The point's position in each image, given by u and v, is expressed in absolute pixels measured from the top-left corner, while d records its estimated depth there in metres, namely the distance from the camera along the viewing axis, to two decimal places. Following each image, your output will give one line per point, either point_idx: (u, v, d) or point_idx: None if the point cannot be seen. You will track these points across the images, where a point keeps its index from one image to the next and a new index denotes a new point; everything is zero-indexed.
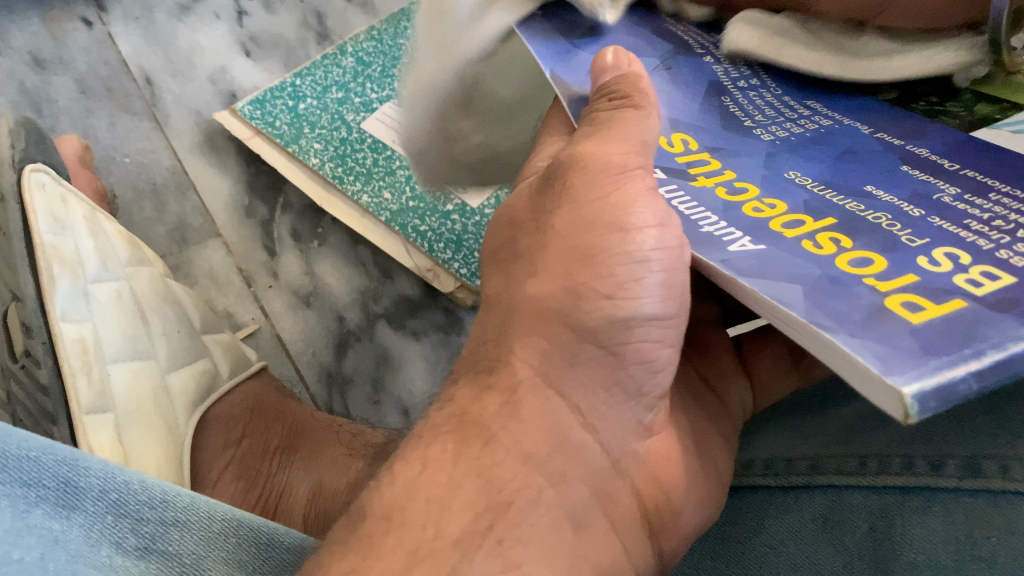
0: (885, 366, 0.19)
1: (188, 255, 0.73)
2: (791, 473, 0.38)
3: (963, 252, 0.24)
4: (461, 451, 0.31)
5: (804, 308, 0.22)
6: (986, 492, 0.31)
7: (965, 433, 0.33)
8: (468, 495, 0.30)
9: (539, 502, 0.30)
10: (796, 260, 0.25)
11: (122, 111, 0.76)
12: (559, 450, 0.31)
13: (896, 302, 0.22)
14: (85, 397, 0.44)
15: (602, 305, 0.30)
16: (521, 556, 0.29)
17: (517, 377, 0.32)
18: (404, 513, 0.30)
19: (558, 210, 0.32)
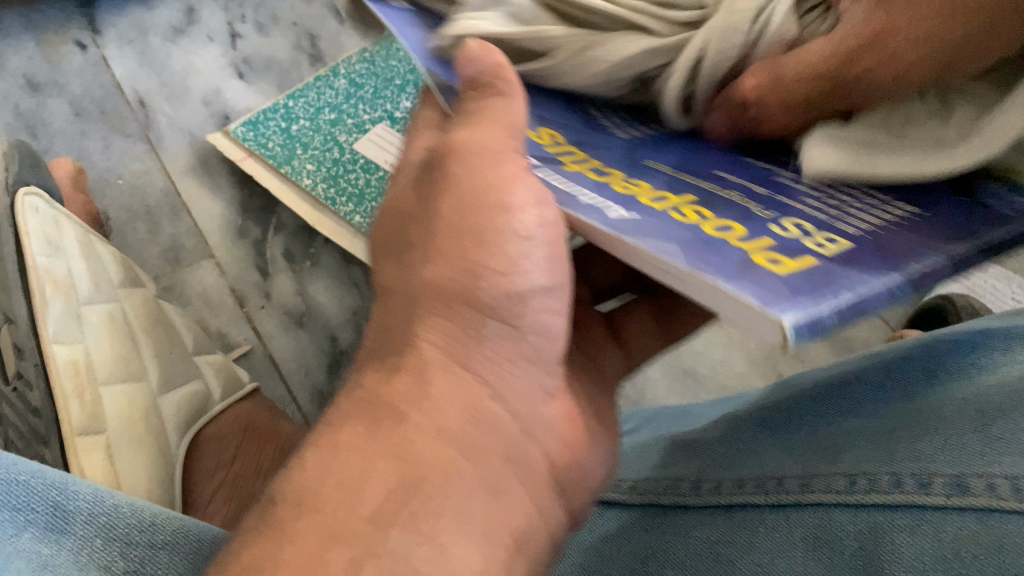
0: (766, 303, 0.21)
1: (181, 276, 0.73)
2: (781, 491, 0.38)
3: (823, 229, 0.26)
4: (371, 432, 0.30)
5: (685, 259, 0.23)
6: (972, 510, 0.31)
7: (952, 452, 0.33)
8: (381, 476, 0.29)
9: (454, 477, 0.29)
10: (663, 225, 0.26)
11: (116, 133, 0.77)
12: (474, 423, 0.30)
13: (761, 258, 0.24)
14: (76, 419, 0.44)
15: (500, 284, 0.31)
16: (441, 529, 0.28)
17: (422, 356, 0.31)
18: (317, 499, 0.28)
19: (445, 192, 0.31)
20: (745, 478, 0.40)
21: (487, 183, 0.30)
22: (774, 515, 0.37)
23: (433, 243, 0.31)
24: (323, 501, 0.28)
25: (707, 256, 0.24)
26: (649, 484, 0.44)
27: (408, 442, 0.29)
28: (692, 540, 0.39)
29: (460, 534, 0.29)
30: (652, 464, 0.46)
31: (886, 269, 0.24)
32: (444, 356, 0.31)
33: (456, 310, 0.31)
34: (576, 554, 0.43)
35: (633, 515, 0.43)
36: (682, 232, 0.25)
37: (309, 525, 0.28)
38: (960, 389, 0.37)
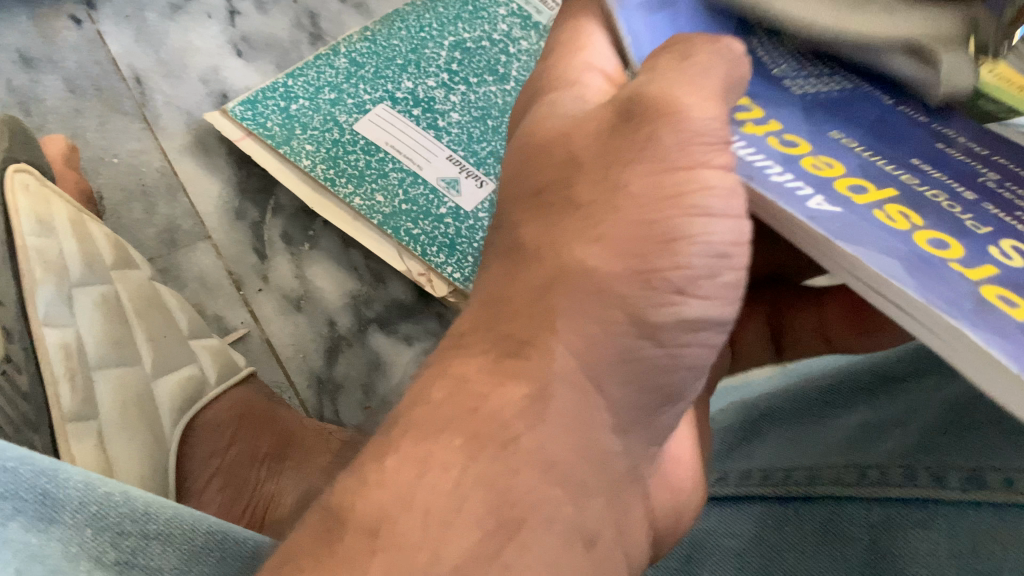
0: (1023, 370, 0.20)
1: (177, 258, 0.71)
2: (789, 482, 0.37)
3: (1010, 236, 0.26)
4: (471, 456, 0.26)
5: (916, 286, 0.23)
6: (989, 505, 0.30)
7: (969, 445, 0.32)
8: (475, 508, 0.26)
9: (552, 519, 0.26)
10: (881, 231, 0.25)
11: (112, 111, 0.75)
12: (584, 457, 0.27)
13: (992, 294, 0.23)
14: (68, 404, 0.43)
15: (665, 300, 0.27)
16: (528, 572, 0.26)
17: (552, 365, 0.27)
18: (394, 526, 0.25)
19: (634, 163, 0.28)
20: (753, 469, 0.39)
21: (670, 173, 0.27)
22: (782, 507, 0.36)
23: (596, 236, 0.28)
24: (405, 533, 0.25)
25: (931, 273, 0.23)
26: None
27: (518, 469, 0.26)
28: (697, 531, 0.38)
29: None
30: None
31: None
32: (579, 373, 0.27)
33: (590, 333, 0.27)
34: None
35: None
36: (901, 242, 0.25)
37: (385, 557, 0.24)
38: None
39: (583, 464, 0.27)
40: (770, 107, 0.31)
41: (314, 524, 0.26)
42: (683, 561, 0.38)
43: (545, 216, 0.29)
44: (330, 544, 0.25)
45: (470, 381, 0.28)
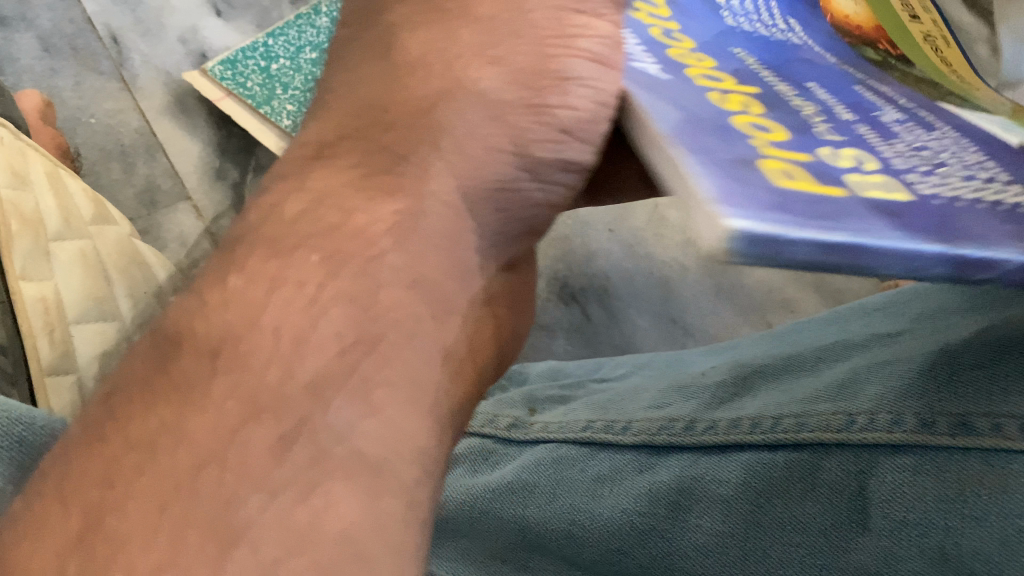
0: (720, 197, 0.17)
1: (157, 220, 0.71)
2: (778, 429, 0.36)
3: (865, 154, 0.22)
4: (331, 273, 0.29)
5: (674, 129, 0.21)
6: (978, 450, 0.30)
7: (957, 388, 0.32)
8: (335, 321, 0.29)
9: (413, 336, 0.30)
10: (684, 97, 0.23)
11: (88, 71, 0.74)
12: (430, 287, 0.31)
13: (771, 166, 0.20)
14: (46, 357, 0.42)
15: (551, 136, 0.32)
16: (385, 398, 0.29)
17: (426, 184, 0.32)
18: (241, 343, 0.28)
19: (530, 10, 0.32)
20: (742, 417, 0.38)
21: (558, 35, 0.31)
22: (772, 455, 0.36)
23: (488, 55, 0.32)
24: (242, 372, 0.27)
25: (708, 130, 0.21)
26: (641, 423, 0.42)
27: (379, 287, 0.30)
28: (686, 478, 0.38)
29: (407, 405, 0.29)
30: (648, 403, 0.44)
31: (925, 230, 0.18)
32: (452, 195, 0.32)
33: (477, 166, 0.32)
34: (566, 493, 0.41)
35: (626, 457, 0.41)
36: (695, 102, 0.23)
37: (227, 384, 0.27)
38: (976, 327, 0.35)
39: (442, 278, 0.32)
40: (681, 17, 0.30)
41: (150, 351, 0.28)
42: (672, 509, 0.37)
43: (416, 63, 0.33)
44: (167, 371, 0.27)
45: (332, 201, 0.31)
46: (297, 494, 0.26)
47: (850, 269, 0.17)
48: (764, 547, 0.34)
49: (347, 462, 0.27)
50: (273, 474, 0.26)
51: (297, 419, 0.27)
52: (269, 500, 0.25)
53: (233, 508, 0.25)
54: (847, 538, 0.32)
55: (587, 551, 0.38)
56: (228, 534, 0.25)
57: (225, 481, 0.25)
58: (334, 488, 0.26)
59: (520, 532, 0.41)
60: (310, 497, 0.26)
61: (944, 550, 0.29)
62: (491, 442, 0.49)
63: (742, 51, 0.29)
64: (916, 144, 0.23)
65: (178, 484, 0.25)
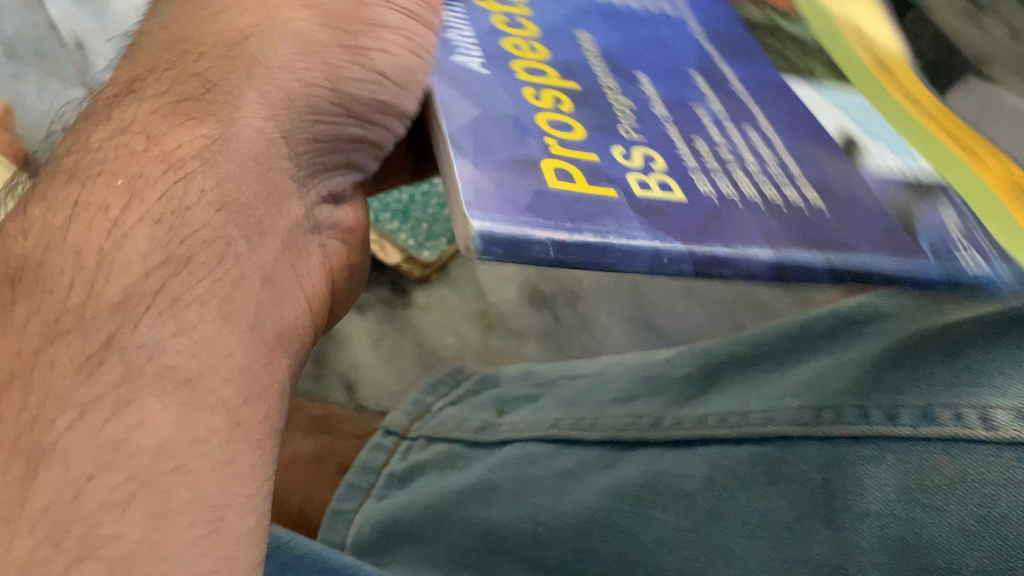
0: (472, 200, 0.22)
1: None
2: (744, 425, 0.36)
3: (659, 154, 0.27)
4: (133, 196, 0.27)
5: (458, 123, 0.26)
6: (940, 441, 0.30)
7: (921, 379, 0.32)
8: (138, 245, 0.26)
9: (224, 255, 0.28)
10: (505, 100, 0.27)
11: (52, 76, 0.73)
12: (262, 197, 0.30)
13: (549, 165, 0.25)
14: None
15: (367, 77, 0.31)
16: (198, 316, 0.27)
17: (237, 110, 0.29)
18: (41, 266, 0.25)
19: None
20: (708, 414, 0.38)
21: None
22: (736, 450, 0.36)
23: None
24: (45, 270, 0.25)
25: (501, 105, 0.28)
26: (608, 420, 0.42)
27: (187, 205, 0.28)
28: (651, 474, 0.37)
29: (224, 327, 0.27)
30: (612, 400, 0.44)
31: (675, 232, 0.24)
32: (265, 124, 0.30)
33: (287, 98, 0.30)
34: (531, 493, 0.41)
35: (593, 453, 0.41)
36: (512, 103, 0.28)
37: (27, 309, 0.24)
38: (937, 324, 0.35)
39: (259, 204, 0.30)
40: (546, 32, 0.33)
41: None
42: (636, 504, 0.36)
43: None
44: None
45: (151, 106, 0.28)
46: (106, 411, 0.24)
47: (595, 262, 0.23)
48: (726, 541, 0.33)
49: (157, 376, 0.25)
50: (80, 391, 0.24)
51: (102, 336, 0.25)
52: (79, 419, 0.24)
53: (40, 427, 0.23)
54: (809, 530, 0.32)
55: (551, 551, 0.38)
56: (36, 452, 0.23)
57: (43, 390, 0.23)
58: (148, 403, 0.25)
59: (484, 534, 0.41)
60: (128, 415, 0.24)
61: (905, 541, 0.29)
62: (458, 446, 0.49)
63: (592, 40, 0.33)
64: (709, 144, 0.29)
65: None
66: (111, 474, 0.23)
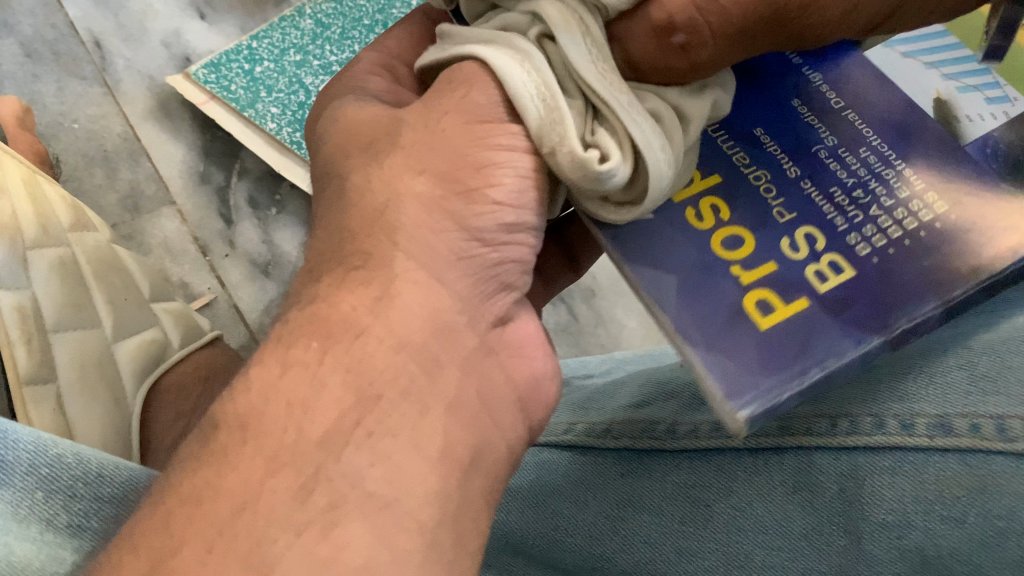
0: (728, 392, 0.31)
1: (141, 224, 0.71)
2: (760, 434, 0.36)
3: (814, 227, 0.34)
4: (327, 349, 0.30)
5: (675, 305, 0.33)
6: (956, 451, 0.30)
7: (937, 390, 0.32)
8: (333, 393, 0.29)
9: (407, 392, 0.30)
10: (676, 233, 0.35)
11: (70, 76, 0.74)
12: (434, 336, 0.32)
13: (753, 301, 0.33)
14: (24, 367, 0.41)
15: (488, 208, 0.34)
16: (391, 447, 0.29)
17: (393, 268, 0.32)
18: (260, 417, 0.28)
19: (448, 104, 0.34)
20: (724, 420, 0.37)
21: (481, 124, 0.34)
22: (753, 459, 0.36)
23: (415, 168, 0.34)
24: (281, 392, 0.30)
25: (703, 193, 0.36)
26: (622, 425, 0.41)
27: (365, 354, 0.30)
28: (669, 483, 0.37)
29: (416, 454, 0.29)
30: (625, 403, 0.43)
31: (867, 328, 0.32)
32: (416, 270, 0.32)
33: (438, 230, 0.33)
34: (551, 499, 0.41)
35: (606, 460, 0.40)
36: (689, 240, 0.35)
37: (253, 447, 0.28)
38: (951, 329, 0.35)
39: (433, 342, 0.32)
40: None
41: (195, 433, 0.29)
42: (654, 514, 0.37)
43: (374, 153, 0.35)
44: (208, 447, 0.28)
45: (340, 274, 0.33)
46: (316, 532, 0.26)
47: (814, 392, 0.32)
48: (746, 550, 0.34)
49: (359, 501, 0.28)
50: (294, 514, 0.27)
51: (311, 468, 0.28)
52: (294, 538, 0.26)
53: (258, 543, 0.26)
54: (828, 541, 0.32)
55: (571, 556, 0.39)
56: (257, 559, 0.26)
57: (255, 526, 0.26)
58: (350, 527, 0.27)
59: (504, 537, 0.42)
60: (330, 531, 0.27)
61: (924, 552, 0.29)
62: None
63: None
64: (842, 187, 0.35)
65: (218, 529, 0.26)
66: (299, 566, 0.26)
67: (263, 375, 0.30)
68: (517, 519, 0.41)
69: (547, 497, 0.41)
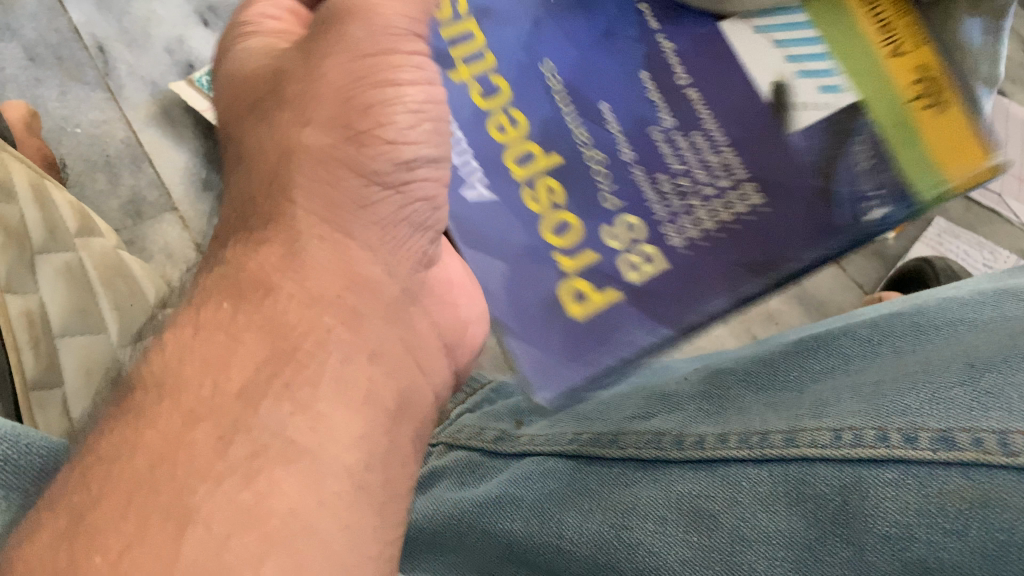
0: None
1: (142, 230, 0.72)
2: (766, 446, 0.36)
3: (634, 218, 0.35)
4: (238, 302, 0.32)
5: None
6: (959, 464, 0.30)
7: (941, 405, 0.32)
8: (251, 348, 0.31)
9: (326, 341, 0.32)
10: (509, 213, 0.37)
11: (72, 81, 0.75)
12: (350, 289, 0.33)
13: None
14: (30, 371, 0.42)
15: (383, 150, 0.34)
16: (313, 397, 0.31)
17: (297, 226, 0.34)
18: (178, 370, 0.30)
19: (332, 54, 0.34)
20: (729, 432, 0.38)
21: (369, 60, 0.33)
22: (758, 470, 0.36)
23: (311, 117, 0.34)
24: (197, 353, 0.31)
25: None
26: (630, 436, 0.42)
27: (277, 310, 0.32)
28: (673, 493, 0.38)
29: (337, 404, 0.31)
30: (631, 415, 0.44)
31: None
32: (325, 230, 0.34)
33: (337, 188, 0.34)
34: (553, 506, 0.41)
35: (613, 470, 0.41)
36: (518, 220, 0.37)
37: (171, 403, 0.29)
38: (951, 346, 0.36)
39: (348, 295, 0.33)
40: None
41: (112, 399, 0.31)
42: (658, 523, 0.37)
43: (263, 111, 0.36)
44: (129, 407, 0.29)
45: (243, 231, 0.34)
46: (239, 480, 0.28)
47: None
48: (749, 561, 0.34)
49: (281, 451, 0.29)
50: (214, 465, 0.28)
51: (229, 419, 0.29)
52: (214, 486, 0.27)
53: (181, 495, 0.27)
54: (832, 553, 0.32)
55: (574, 565, 0.39)
56: (180, 514, 0.27)
57: (173, 476, 0.27)
58: (274, 475, 0.28)
59: (507, 546, 0.41)
60: (254, 483, 0.28)
61: (926, 564, 0.30)
62: (478, 455, 0.49)
63: (552, 66, 0.38)
64: None
65: (137, 481, 0.27)
66: (228, 521, 0.27)
67: (177, 336, 0.31)
68: (517, 526, 0.41)
69: (549, 505, 0.41)
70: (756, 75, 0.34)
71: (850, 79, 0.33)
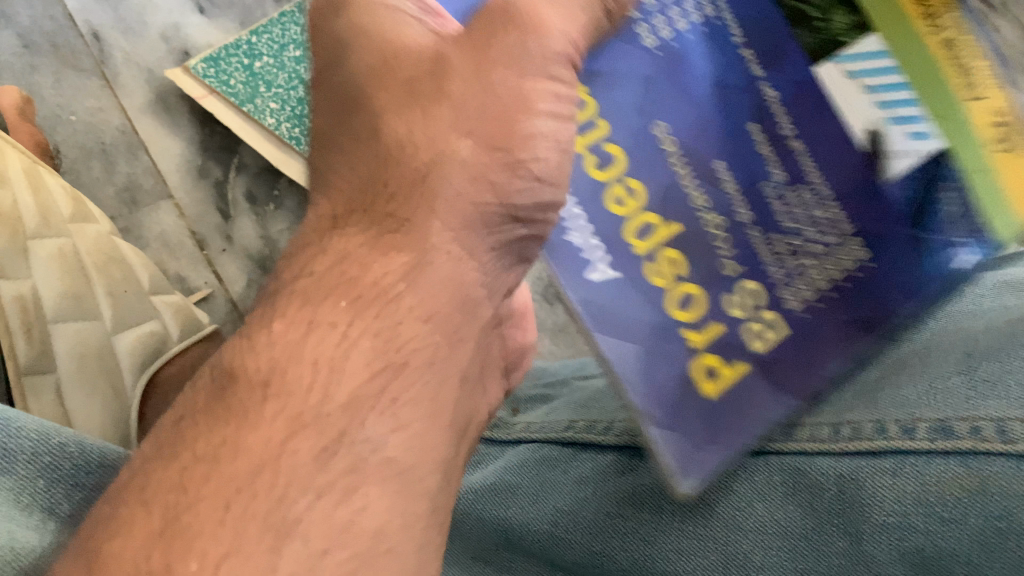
0: None
1: (138, 218, 0.73)
2: None
3: (748, 276, 0.31)
4: (357, 313, 0.30)
5: None
6: (958, 454, 0.30)
7: (938, 395, 0.32)
8: (363, 353, 0.29)
9: (432, 361, 0.31)
10: (637, 293, 0.32)
11: (69, 68, 0.75)
12: (456, 308, 0.32)
13: None
14: (24, 357, 0.41)
15: (529, 186, 0.33)
16: (412, 414, 0.29)
17: (428, 238, 0.32)
18: (286, 374, 0.28)
19: (495, 67, 0.32)
20: None
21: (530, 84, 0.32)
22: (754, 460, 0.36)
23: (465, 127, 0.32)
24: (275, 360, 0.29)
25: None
26: (621, 424, 0.41)
27: (399, 325, 0.30)
28: None
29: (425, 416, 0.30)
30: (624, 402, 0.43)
31: None
32: (452, 246, 0.32)
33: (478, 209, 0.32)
34: (548, 493, 0.41)
35: (606, 458, 0.41)
36: (643, 297, 0.32)
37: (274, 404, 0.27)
38: (948, 331, 0.35)
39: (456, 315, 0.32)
40: None
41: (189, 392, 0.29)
42: (653, 513, 0.37)
43: (409, 85, 0.32)
44: (224, 402, 0.28)
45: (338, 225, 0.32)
46: (337, 496, 0.27)
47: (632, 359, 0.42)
48: (745, 550, 0.34)
49: (376, 468, 0.28)
50: (317, 476, 0.27)
51: (335, 432, 0.27)
52: (315, 500, 0.26)
53: (276, 506, 0.26)
54: (828, 542, 0.32)
55: (569, 553, 0.38)
56: (280, 526, 0.25)
57: (276, 483, 0.26)
58: (370, 491, 0.27)
59: (501, 534, 0.41)
60: (346, 499, 0.27)
61: (922, 553, 0.30)
62: (475, 443, 0.49)
63: (667, 129, 0.33)
64: None
65: (240, 487, 0.26)
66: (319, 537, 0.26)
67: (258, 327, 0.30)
68: (512, 513, 0.41)
69: (545, 491, 0.41)
70: (853, 124, 0.29)
71: (937, 118, 0.28)
